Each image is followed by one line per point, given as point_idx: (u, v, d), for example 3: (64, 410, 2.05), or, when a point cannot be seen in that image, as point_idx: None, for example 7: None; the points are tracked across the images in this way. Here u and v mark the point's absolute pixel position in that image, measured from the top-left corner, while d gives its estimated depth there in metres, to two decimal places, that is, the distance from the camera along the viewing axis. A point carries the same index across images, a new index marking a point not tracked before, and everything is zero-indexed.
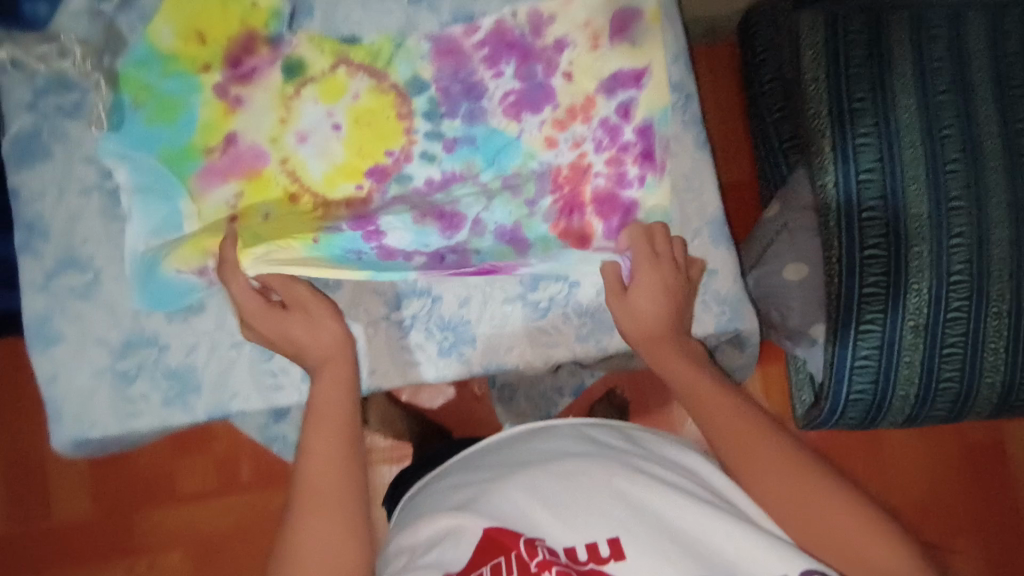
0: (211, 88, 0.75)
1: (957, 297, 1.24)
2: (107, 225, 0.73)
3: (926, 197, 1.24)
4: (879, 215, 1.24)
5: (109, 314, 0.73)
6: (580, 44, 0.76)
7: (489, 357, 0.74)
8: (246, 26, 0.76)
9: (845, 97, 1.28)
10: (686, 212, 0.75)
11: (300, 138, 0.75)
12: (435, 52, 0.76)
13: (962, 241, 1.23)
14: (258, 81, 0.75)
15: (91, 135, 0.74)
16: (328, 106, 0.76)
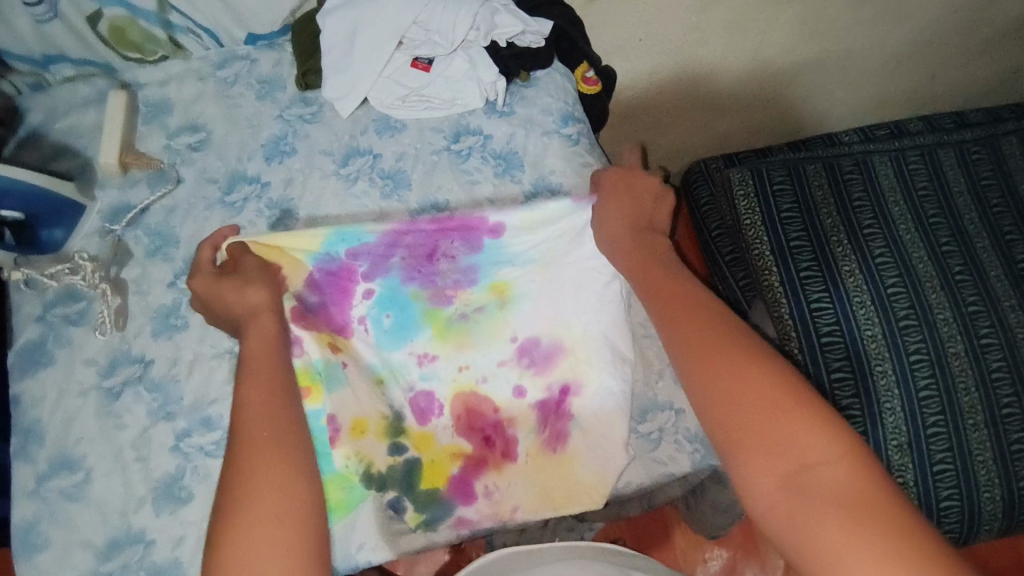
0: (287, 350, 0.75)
1: (931, 412, 1.28)
2: (100, 423, 0.76)
3: (878, 319, 1.32)
4: (841, 340, 1.31)
5: (97, 513, 0.73)
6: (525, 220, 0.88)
7: None
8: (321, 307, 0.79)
9: (783, 237, 1.42)
10: (648, 354, 0.82)
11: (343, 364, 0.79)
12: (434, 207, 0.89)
13: (922, 356, 1.30)
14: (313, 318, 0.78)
15: (94, 339, 0.80)
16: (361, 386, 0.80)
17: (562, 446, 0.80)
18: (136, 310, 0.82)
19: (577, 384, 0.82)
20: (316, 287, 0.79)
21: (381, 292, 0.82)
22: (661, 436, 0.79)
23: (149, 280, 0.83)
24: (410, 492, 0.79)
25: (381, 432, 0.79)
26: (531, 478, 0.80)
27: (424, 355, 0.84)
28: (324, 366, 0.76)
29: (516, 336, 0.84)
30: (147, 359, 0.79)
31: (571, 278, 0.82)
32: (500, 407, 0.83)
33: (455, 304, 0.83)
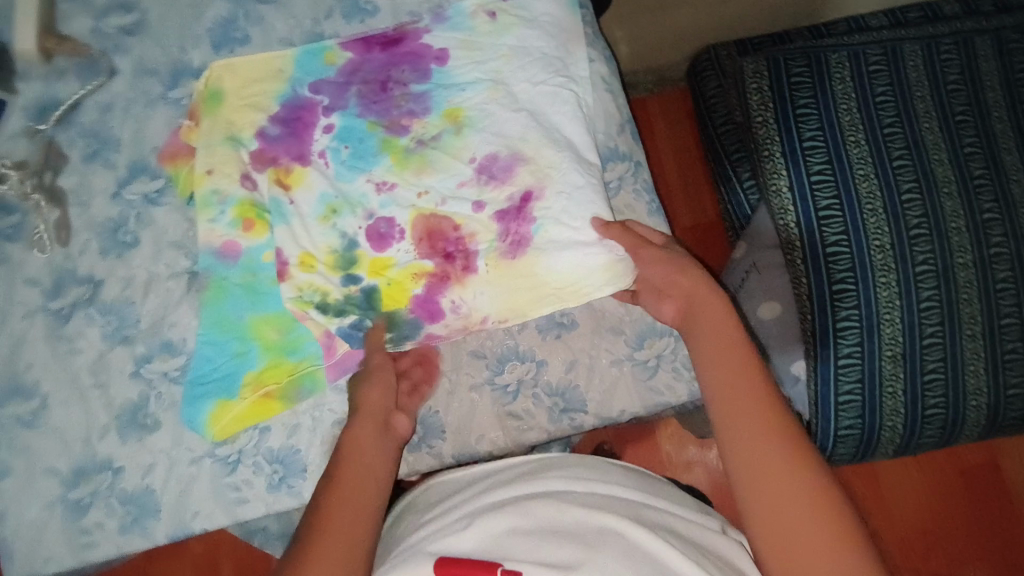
0: (230, 178, 0.73)
1: (929, 323, 1.21)
2: (52, 348, 0.70)
3: (886, 228, 1.22)
4: (848, 256, 1.21)
5: (59, 441, 0.69)
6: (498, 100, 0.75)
7: (461, 448, 0.71)
8: (256, 125, 0.74)
9: (796, 138, 1.28)
10: None
11: (290, 199, 0.73)
12: (385, 41, 0.78)
13: (936, 273, 1.20)
14: (269, 143, 0.74)
15: (34, 255, 0.72)
16: (296, 197, 0.73)
17: (522, 254, 0.71)
18: (78, 224, 0.73)
19: (540, 189, 0.72)
20: (279, 119, 0.75)
21: (340, 124, 0.75)
22: (659, 364, 0.72)
23: (90, 190, 0.73)
24: (371, 313, 0.71)
25: (332, 264, 0.72)
26: (498, 293, 0.71)
27: (383, 183, 0.73)
28: (272, 203, 0.73)
29: (474, 157, 0.74)
30: (96, 278, 0.72)
31: (526, 99, 0.75)
32: (461, 225, 0.72)
33: (412, 133, 0.75)
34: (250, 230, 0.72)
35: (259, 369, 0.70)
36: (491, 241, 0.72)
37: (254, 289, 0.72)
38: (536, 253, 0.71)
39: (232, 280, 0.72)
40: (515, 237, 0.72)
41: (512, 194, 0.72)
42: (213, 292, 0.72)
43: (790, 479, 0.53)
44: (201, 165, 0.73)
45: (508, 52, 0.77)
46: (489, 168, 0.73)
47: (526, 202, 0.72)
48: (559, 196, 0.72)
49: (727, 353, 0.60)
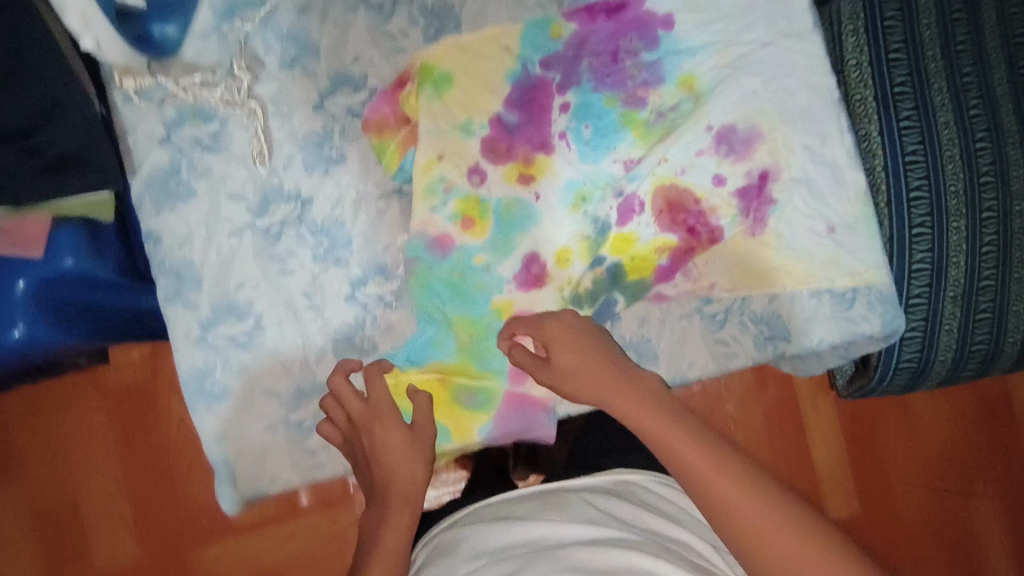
0: (465, 170, 0.69)
1: (991, 263, 0.88)
2: (263, 267, 0.67)
3: (957, 142, 0.87)
4: (929, 195, 0.86)
5: (277, 362, 0.67)
6: (713, 48, 0.74)
7: (674, 373, 0.75)
8: (489, 114, 0.70)
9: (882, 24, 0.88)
10: (852, 214, 0.75)
11: (536, 196, 0.71)
12: (609, 9, 0.73)
13: (1001, 217, 0.87)
14: (508, 135, 0.71)
15: (237, 169, 0.67)
16: (533, 188, 0.71)
17: (761, 230, 0.73)
18: (281, 135, 0.68)
19: (777, 170, 0.73)
20: (515, 104, 0.71)
21: (577, 101, 0.72)
22: (856, 297, 0.75)
23: (291, 100, 0.68)
24: (620, 285, 0.72)
25: (584, 253, 0.71)
26: (732, 259, 0.73)
27: (630, 160, 0.72)
28: (507, 209, 0.70)
29: (711, 124, 0.73)
30: (303, 195, 0.68)
31: (758, 61, 0.74)
32: (701, 197, 0.73)
33: (651, 105, 0.73)
34: (469, 227, 0.69)
35: (448, 365, 0.68)
36: (734, 217, 0.73)
37: (458, 289, 0.68)
38: (776, 235, 0.73)
39: (438, 272, 0.68)
40: (750, 208, 0.73)
41: (750, 175, 0.73)
42: (417, 279, 0.68)
43: (712, 465, 0.52)
44: (432, 150, 0.68)
45: (732, 11, 0.74)
46: (731, 135, 0.73)
47: (758, 186, 0.73)
48: (797, 182, 0.74)
49: (648, 412, 0.56)
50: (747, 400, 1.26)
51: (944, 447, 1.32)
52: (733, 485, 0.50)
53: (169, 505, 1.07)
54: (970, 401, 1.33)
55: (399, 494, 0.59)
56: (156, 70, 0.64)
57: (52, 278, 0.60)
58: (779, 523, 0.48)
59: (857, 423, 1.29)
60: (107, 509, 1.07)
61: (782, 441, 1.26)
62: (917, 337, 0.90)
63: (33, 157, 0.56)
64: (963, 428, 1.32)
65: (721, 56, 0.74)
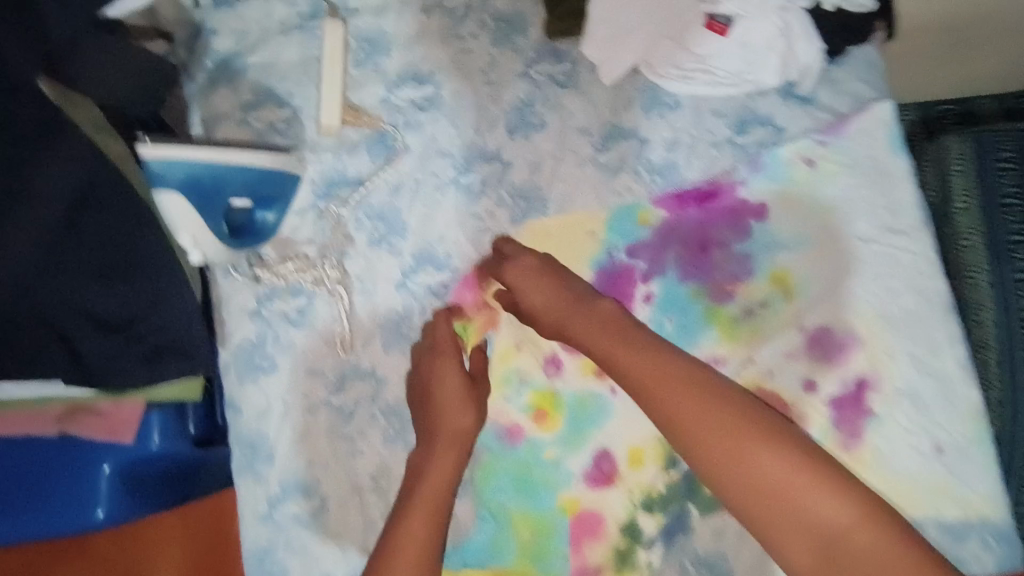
0: (541, 361, 0.69)
1: None
2: (335, 446, 0.67)
3: None
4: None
5: (338, 545, 0.66)
6: (812, 243, 0.70)
7: None
8: None
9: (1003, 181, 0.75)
10: (961, 434, 0.68)
11: (612, 391, 0.68)
12: (699, 196, 0.71)
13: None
14: None
15: (319, 345, 0.68)
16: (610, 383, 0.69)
17: (856, 444, 0.68)
18: (363, 313, 0.68)
19: (875, 379, 0.68)
20: (597, 293, 0.69)
21: (662, 293, 0.70)
22: (969, 529, 0.66)
23: (375, 278, 0.68)
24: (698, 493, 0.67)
25: (659, 454, 0.68)
26: None
27: (714, 358, 0.69)
28: (581, 404, 0.68)
29: (806, 325, 0.69)
30: (379, 375, 0.68)
31: (864, 259, 0.69)
32: (789, 403, 0.68)
33: (739, 300, 0.70)
34: (541, 421, 0.68)
35: (508, 564, 0.68)
36: (826, 426, 0.68)
37: (526, 481, 0.68)
38: (873, 453, 0.68)
39: (506, 463, 0.69)
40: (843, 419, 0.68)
41: (846, 385, 0.68)
42: (484, 470, 0.68)
43: (773, 468, 0.52)
44: (510, 340, 0.68)
45: (833, 204, 0.70)
46: (827, 339, 0.69)
47: (854, 398, 0.68)
48: (898, 394, 0.68)
49: (688, 403, 0.55)
50: None
51: None
52: (799, 484, 0.51)
53: None
54: None
55: (449, 437, 0.62)
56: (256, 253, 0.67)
57: (138, 459, 0.63)
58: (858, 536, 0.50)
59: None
60: None
61: None
62: None
63: (137, 344, 0.59)
64: None
65: (820, 250, 0.70)
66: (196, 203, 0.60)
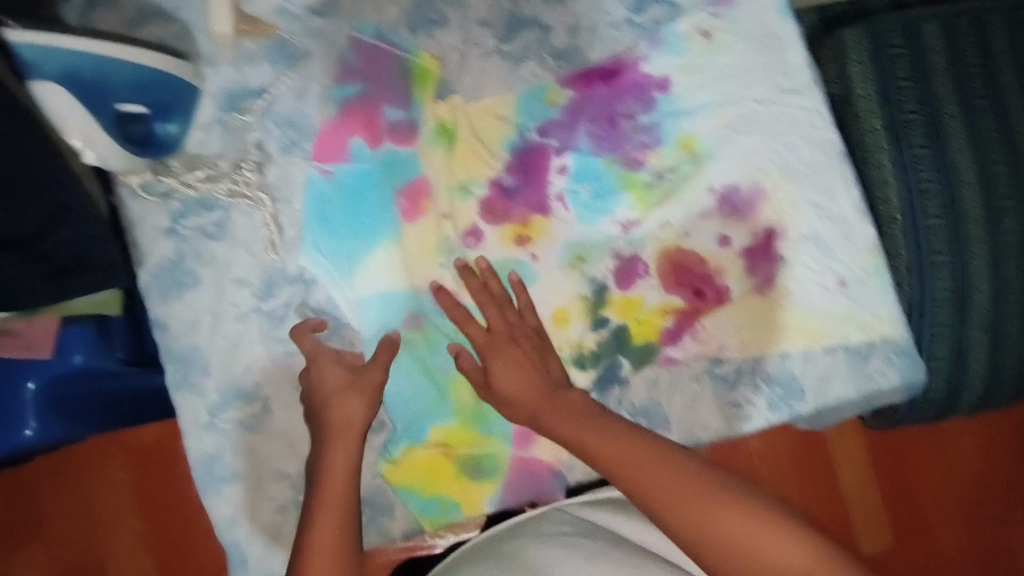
0: (462, 233, 0.71)
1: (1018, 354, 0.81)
2: (269, 350, 0.68)
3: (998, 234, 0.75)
4: (949, 258, 0.74)
5: (286, 443, 0.68)
6: (709, 109, 0.74)
7: (686, 437, 0.73)
8: (486, 177, 0.72)
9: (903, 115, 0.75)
10: (858, 266, 0.74)
11: (533, 257, 0.72)
12: (604, 74, 0.74)
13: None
14: (506, 200, 0.72)
15: (241, 254, 0.68)
16: (531, 248, 0.72)
17: (770, 289, 0.73)
18: (285, 220, 0.69)
19: (782, 228, 0.74)
20: (513, 168, 0.72)
21: (575, 164, 0.73)
22: (872, 351, 0.73)
23: (291, 184, 0.69)
24: (625, 348, 0.72)
25: (582, 308, 0.72)
26: (744, 320, 0.73)
27: (628, 221, 0.73)
28: (502, 271, 0.71)
29: (714, 185, 0.74)
30: (307, 278, 0.68)
31: (757, 120, 0.75)
32: (706, 259, 0.73)
33: (650, 167, 0.74)
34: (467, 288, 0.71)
35: (449, 432, 0.69)
36: (742, 277, 0.73)
37: (463, 346, 0.70)
38: (786, 294, 0.73)
39: (444, 328, 0.70)
40: (757, 267, 0.73)
41: (755, 236, 0.73)
42: (425, 335, 0.69)
43: (682, 493, 0.55)
44: (439, 214, 0.71)
45: (729, 71, 0.75)
46: (734, 194, 0.74)
47: (764, 248, 0.73)
48: (803, 239, 0.74)
49: (584, 431, 0.61)
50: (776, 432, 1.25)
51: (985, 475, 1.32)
52: (696, 496, 0.55)
53: None
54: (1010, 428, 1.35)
55: (340, 426, 0.63)
56: (159, 167, 0.66)
57: (62, 373, 0.64)
58: (734, 517, 0.53)
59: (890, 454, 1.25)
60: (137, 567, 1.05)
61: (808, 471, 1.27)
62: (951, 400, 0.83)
63: (41, 263, 0.55)
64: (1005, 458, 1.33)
65: (717, 114, 0.74)
66: (82, 103, 0.57)
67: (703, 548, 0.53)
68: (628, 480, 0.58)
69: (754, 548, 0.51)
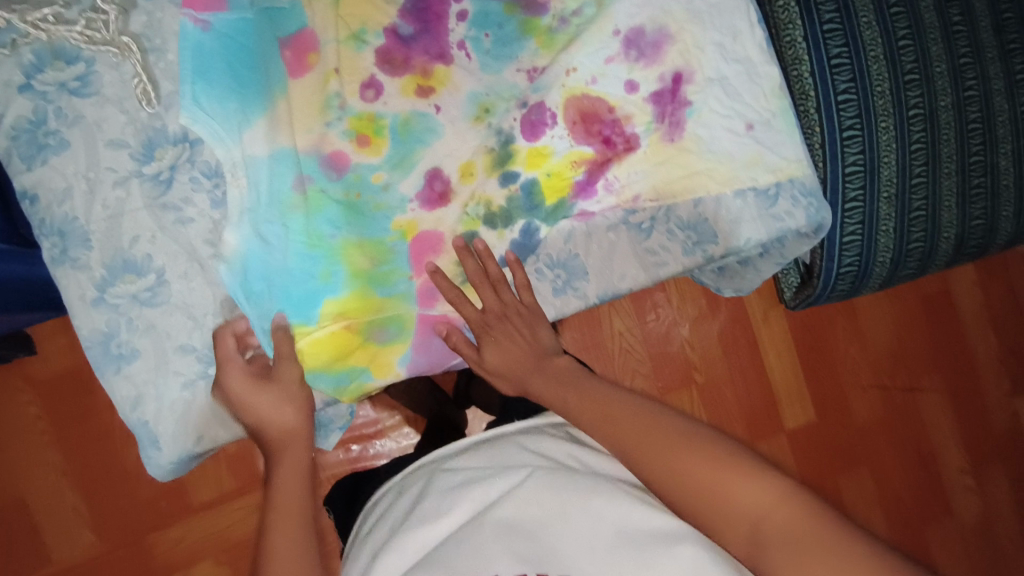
0: (359, 88, 0.68)
1: (916, 195, 0.90)
2: (157, 217, 0.63)
3: (886, 79, 0.86)
4: (862, 132, 0.86)
5: (186, 315, 0.64)
6: None
7: (603, 287, 0.75)
8: (380, 24, 0.68)
9: None
10: (763, 106, 0.74)
11: (436, 109, 0.70)
12: None
13: (926, 113, 0.88)
14: (403, 50, 0.69)
15: (113, 113, 0.62)
16: (434, 100, 0.69)
17: (678, 135, 0.73)
18: (160, 74, 0.63)
19: (688, 72, 0.74)
20: (409, 14, 0.68)
21: (475, 10, 0.70)
22: (779, 193, 0.75)
23: (163, 32, 0.63)
24: (534, 199, 0.72)
25: (488, 163, 0.71)
26: (653, 166, 0.73)
27: (533, 69, 0.71)
28: (404, 125, 0.69)
29: (618, 28, 0.72)
30: (192, 137, 0.64)
31: None
32: (614, 106, 0.72)
33: (553, 11, 0.71)
34: (364, 145, 0.68)
35: (345, 300, 0.68)
36: (649, 123, 0.73)
37: (355, 208, 0.69)
38: (694, 139, 0.73)
39: (332, 193, 0.68)
40: (664, 111, 0.73)
41: (660, 79, 0.73)
42: (311, 201, 0.67)
43: (661, 446, 0.59)
44: (332, 65, 0.67)
45: None
46: (639, 37, 0.72)
47: (669, 93, 0.73)
48: (709, 82, 0.74)
49: (571, 397, 0.69)
50: (701, 318, 1.32)
51: (891, 344, 1.43)
52: (673, 445, 0.59)
53: (112, 493, 1.00)
54: (914, 299, 1.46)
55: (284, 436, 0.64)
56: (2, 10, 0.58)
57: None
58: (707, 465, 0.57)
59: (810, 333, 1.39)
60: (58, 498, 0.99)
61: (734, 352, 1.34)
62: (857, 243, 0.91)
63: None
64: (907, 327, 1.45)
65: None
66: None
67: (679, 491, 0.57)
68: (613, 436, 0.63)
69: (720, 491, 0.55)
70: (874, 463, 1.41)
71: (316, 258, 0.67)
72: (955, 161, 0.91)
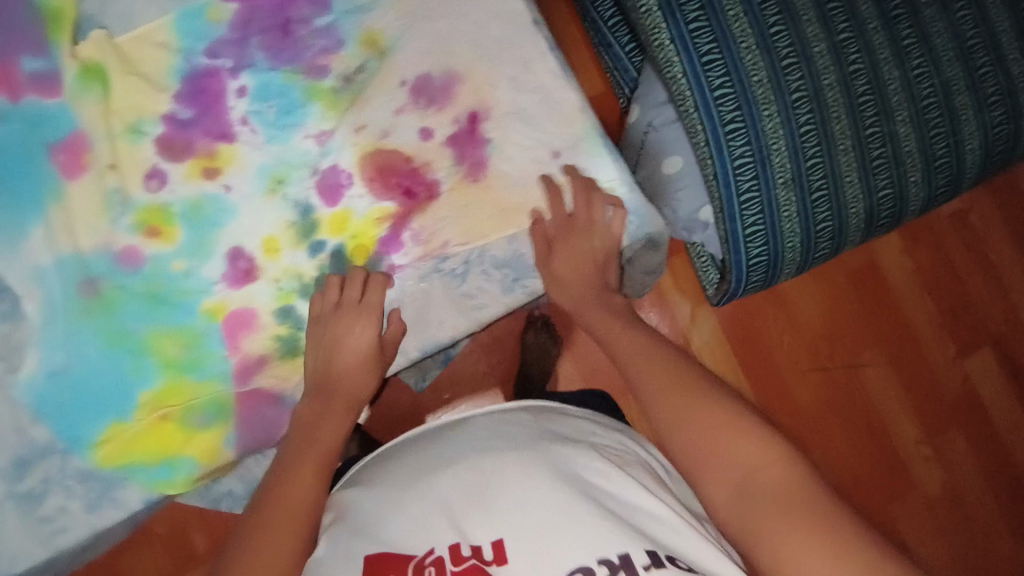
0: (140, 179, 0.66)
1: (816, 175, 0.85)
2: None
3: (762, 64, 0.82)
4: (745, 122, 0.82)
5: None
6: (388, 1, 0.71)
7: (423, 339, 0.73)
8: (155, 112, 0.67)
9: None
10: (567, 133, 0.73)
11: (227, 189, 0.68)
12: None
13: (812, 92, 0.84)
14: (184, 134, 0.67)
15: None
16: (224, 179, 0.68)
17: (483, 175, 0.72)
18: None
19: (485, 110, 0.72)
20: (185, 97, 0.67)
21: (253, 83, 0.69)
22: None
23: None
24: (344, 264, 0.70)
25: (291, 235, 0.69)
26: (460, 211, 0.72)
27: (321, 133, 0.70)
28: (194, 209, 0.67)
29: (405, 78, 0.71)
30: None
31: (442, 3, 0.72)
32: (411, 156, 0.71)
33: (335, 72, 0.70)
34: (154, 235, 0.66)
35: (157, 391, 0.66)
36: (450, 167, 0.72)
37: (157, 298, 0.67)
38: (500, 177, 0.72)
39: (131, 286, 0.66)
40: (464, 154, 0.72)
41: (458, 121, 0.72)
42: (106, 299, 0.65)
43: (692, 402, 0.54)
44: (106, 160, 0.65)
45: None
46: (428, 84, 0.71)
47: (469, 135, 0.72)
48: (509, 117, 0.72)
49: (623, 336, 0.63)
50: None
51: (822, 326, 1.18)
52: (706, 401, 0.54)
53: None
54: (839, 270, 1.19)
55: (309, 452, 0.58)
56: None
57: None
58: (729, 434, 0.51)
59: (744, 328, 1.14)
60: None
61: None
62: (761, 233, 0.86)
63: None
64: (839, 302, 1.18)
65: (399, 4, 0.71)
66: None
67: (700, 455, 0.52)
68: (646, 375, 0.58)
69: (735, 458, 0.50)
70: (818, 452, 1.17)
71: (121, 354, 0.65)
72: (851, 136, 0.86)
